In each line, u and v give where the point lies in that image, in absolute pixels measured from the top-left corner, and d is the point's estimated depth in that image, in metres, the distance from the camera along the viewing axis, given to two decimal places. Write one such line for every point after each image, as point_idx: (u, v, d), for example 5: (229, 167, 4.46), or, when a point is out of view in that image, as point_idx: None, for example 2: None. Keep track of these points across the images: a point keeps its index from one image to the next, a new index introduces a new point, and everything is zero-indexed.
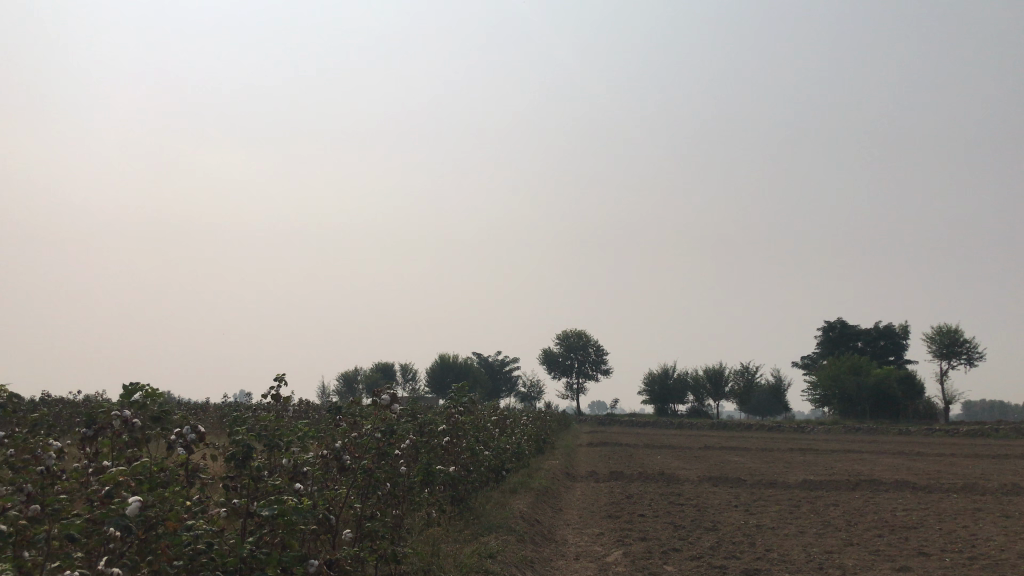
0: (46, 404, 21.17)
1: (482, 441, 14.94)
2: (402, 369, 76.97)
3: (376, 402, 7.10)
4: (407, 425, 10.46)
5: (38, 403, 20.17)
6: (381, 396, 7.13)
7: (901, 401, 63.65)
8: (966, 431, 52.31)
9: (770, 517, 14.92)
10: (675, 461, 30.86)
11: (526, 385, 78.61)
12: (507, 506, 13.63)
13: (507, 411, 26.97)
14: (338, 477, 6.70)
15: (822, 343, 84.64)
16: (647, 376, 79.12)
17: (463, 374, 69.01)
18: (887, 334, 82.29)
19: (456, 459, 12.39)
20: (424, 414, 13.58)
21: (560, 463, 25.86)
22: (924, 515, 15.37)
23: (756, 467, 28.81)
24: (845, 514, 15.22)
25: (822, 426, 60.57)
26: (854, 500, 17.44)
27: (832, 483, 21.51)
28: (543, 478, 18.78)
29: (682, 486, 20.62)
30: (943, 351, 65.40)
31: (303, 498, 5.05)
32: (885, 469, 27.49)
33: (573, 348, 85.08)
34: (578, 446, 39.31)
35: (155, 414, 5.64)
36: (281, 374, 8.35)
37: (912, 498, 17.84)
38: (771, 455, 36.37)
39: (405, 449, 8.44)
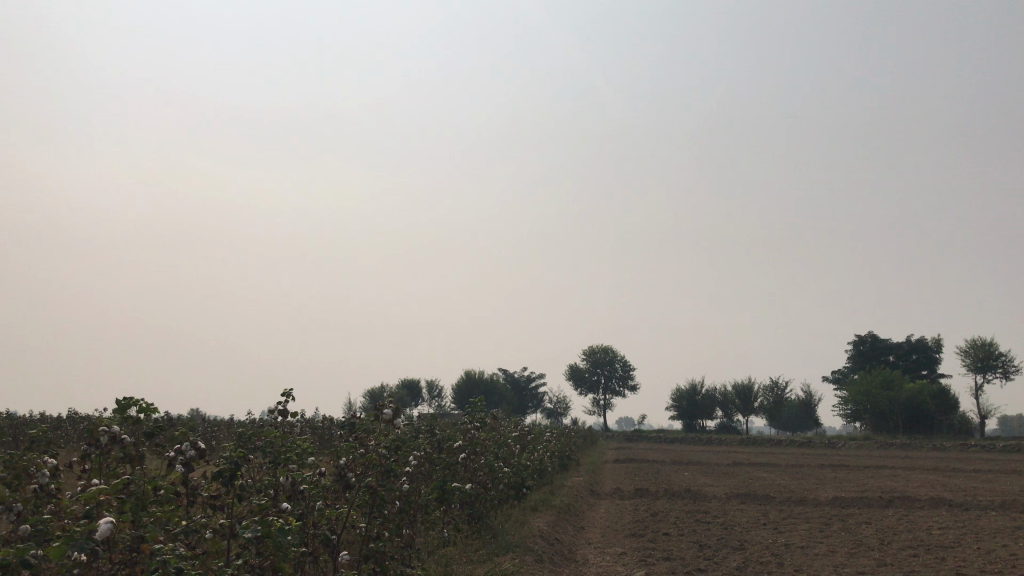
0: (69, 422, 21.25)
1: (503, 458, 14.68)
2: (428, 386, 76.89)
3: (380, 417, 6.86)
4: (421, 441, 10.23)
5: (60, 424, 20.25)
6: (384, 410, 6.89)
7: (935, 416, 62.36)
8: (1002, 446, 51.13)
9: (799, 535, 14.45)
10: (702, 478, 30.34)
11: (552, 402, 78.11)
12: (527, 525, 13.33)
13: (531, 428, 26.72)
14: (341, 496, 6.45)
15: (853, 357, 83.37)
16: (675, 392, 78.30)
17: (488, 390, 68.72)
18: (920, 347, 80.85)
19: (474, 477, 12.11)
20: (442, 430, 13.33)
21: (584, 480, 25.52)
22: (961, 533, 14.83)
23: (786, 484, 28.26)
24: (877, 532, 14.71)
25: (854, 442, 59.54)
26: (888, 518, 16.89)
27: (865, 500, 20.91)
28: (566, 496, 18.44)
29: (709, 504, 20.15)
30: (977, 365, 64.05)
31: (293, 520, 4.83)
32: (918, 485, 26.81)
33: (599, 363, 84.52)
34: (604, 462, 38.95)
35: (147, 429, 5.46)
36: (288, 389, 8.16)
37: (948, 517, 17.24)
38: (801, 472, 35.70)
39: (416, 465, 8.21)
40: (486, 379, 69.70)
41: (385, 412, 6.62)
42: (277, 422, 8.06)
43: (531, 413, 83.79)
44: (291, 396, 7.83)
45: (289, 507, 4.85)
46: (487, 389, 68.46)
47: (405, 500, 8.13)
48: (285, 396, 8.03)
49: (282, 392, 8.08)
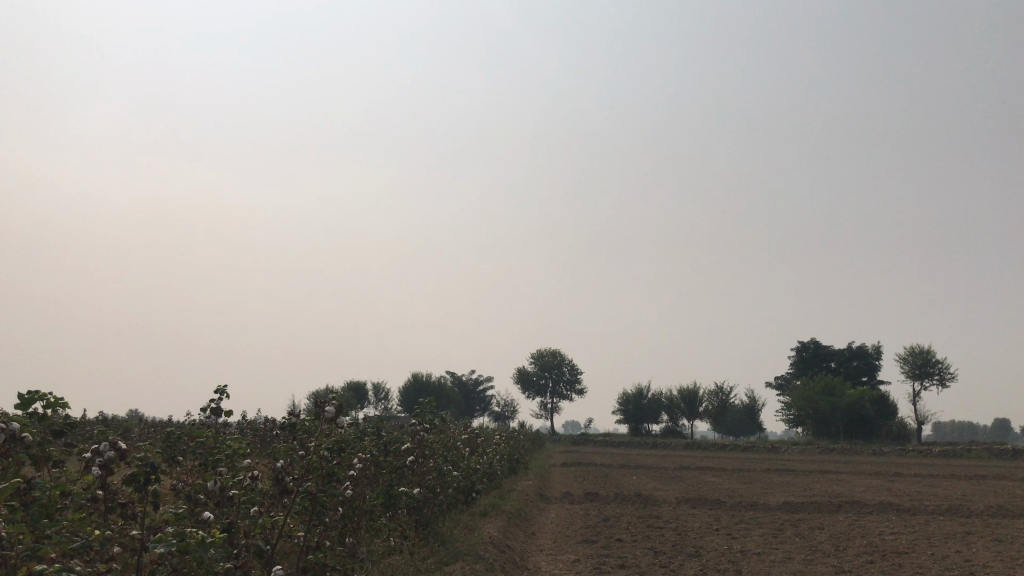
0: None
1: (451, 461, 14.11)
2: (374, 389, 75.75)
3: (319, 415, 6.25)
4: (364, 445, 9.69)
5: None
6: (324, 408, 6.28)
7: (874, 422, 63.43)
8: (938, 452, 52.23)
9: (755, 541, 14.19)
10: (650, 482, 30.21)
11: (500, 405, 77.66)
12: (476, 531, 12.81)
13: (480, 430, 26.27)
14: (277, 503, 5.87)
15: (795, 364, 84.71)
16: (622, 396, 78.52)
17: (436, 393, 68.07)
18: (860, 353, 82.51)
19: (422, 481, 11.52)
20: (389, 432, 12.72)
21: (534, 483, 25.16)
22: (914, 539, 14.70)
23: (733, 488, 28.25)
24: (831, 538, 14.54)
25: (796, 447, 60.30)
26: (840, 523, 16.80)
27: (814, 504, 20.87)
28: (516, 500, 17.99)
29: (660, 508, 19.91)
30: (915, 372, 65.44)
31: (215, 531, 4.22)
32: (864, 490, 27.02)
33: (547, 367, 84.37)
34: (552, 466, 38.71)
35: (56, 426, 4.84)
36: (223, 385, 7.60)
37: (897, 522, 17.25)
38: (747, 476, 35.90)
39: (360, 467, 7.70)
40: (434, 382, 68.99)
41: (327, 410, 6.02)
42: (210, 421, 7.48)
43: (478, 416, 83.22)
44: (226, 396, 7.22)
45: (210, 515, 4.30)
46: (435, 391, 67.78)
47: (349, 507, 7.56)
48: (218, 395, 7.43)
49: (216, 390, 7.50)
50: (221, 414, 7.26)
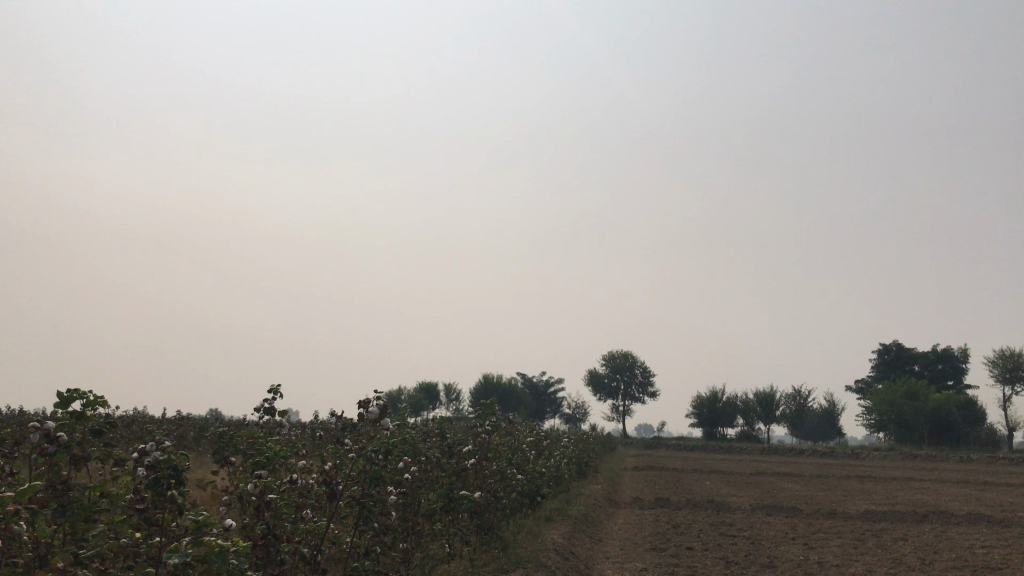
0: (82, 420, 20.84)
1: (517, 464, 13.84)
2: (446, 390, 76.22)
3: (365, 417, 6.02)
4: (422, 448, 9.47)
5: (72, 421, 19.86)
6: (369, 409, 6.04)
7: (961, 427, 60.71)
8: None
9: (833, 552, 13.48)
10: (724, 488, 29.36)
11: (572, 407, 77.13)
12: (541, 536, 12.50)
13: (549, 432, 26.01)
14: (324, 511, 5.69)
15: (877, 367, 81.84)
16: (695, 399, 77.09)
17: (507, 395, 68.04)
18: (946, 357, 79.15)
19: (484, 483, 11.25)
20: (452, 434, 12.50)
21: (602, 488, 24.73)
22: (1007, 553, 13.77)
23: (811, 495, 27.24)
24: (917, 551, 13.72)
25: (878, 452, 58.19)
26: (925, 534, 15.90)
27: (898, 514, 19.88)
28: (583, 505, 17.63)
29: (733, 516, 19.26)
30: (1005, 376, 62.41)
31: (241, 541, 4.07)
32: (952, 500, 25.68)
33: (619, 369, 83.48)
34: (623, 470, 38.14)
35: (95, 426, 4.71)
36: (276, 386, 7.51)
37: (988, 534, 16.25)
38: (827, 482, 34.63)
39: (416, 469, 7.50)
40: (505, 384, 68.97)
41: (371, 411, 5.79)
42: (264, 422, 7.37)
43: (549, 418, 82.90)
44: (280, 397, 7.08)
45: (236, 523, 4.15)
46: (505, 393, 67.79)
47: (403, 511, 7.35)
48: (272, 395, 7.31)
49: (268, 390, 7.39)
50: (274, 414, 7.12)
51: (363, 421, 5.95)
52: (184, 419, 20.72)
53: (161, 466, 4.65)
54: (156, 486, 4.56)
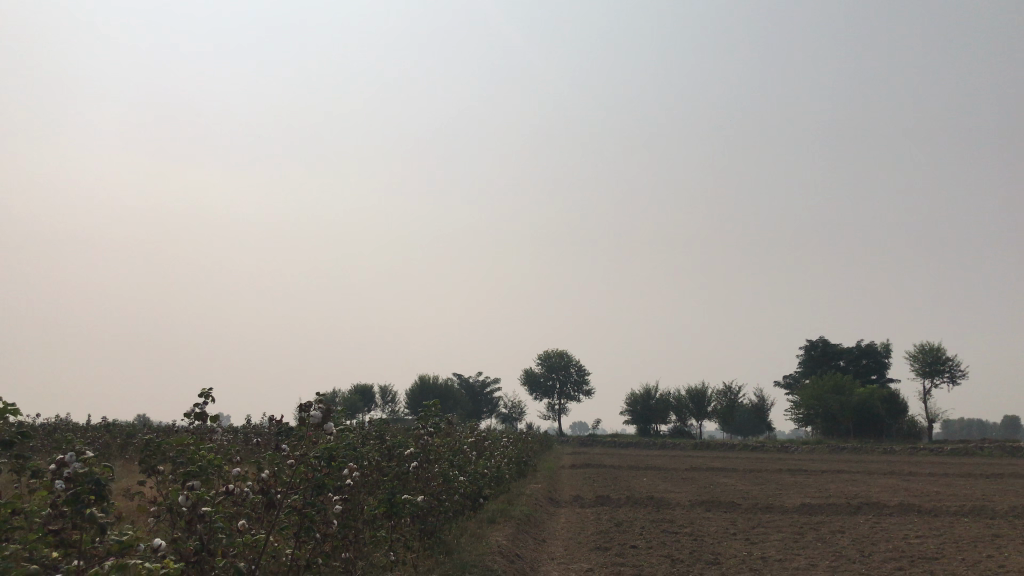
0: None
1: (458, 465, 13.57)
2: (381, 391, 75.35)
3: (305, 421, 5.66)
4: (359, 451, 9.12)
5: None
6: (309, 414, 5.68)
7: (884, 420, 62.63)
8: (950, 449, 51.46)
9: (775, 547, 13.59)
10: (662, 484, 29.60)
11: (508, 407, 77.09)
12: (484, 539, 12.26)
13: (487, 432, 25.82)
14: (258, 522, 5.33)
15: (804, 363, 83.95)
16: (630, 397, 77.84)
17: (443, 396, 67.56)
18: (869, 352, 81.64)
19: (427, 486, 10.94)
20: (393, 436, 12.13)
21: (542, 487, 24.61)
22: (943, 542, 14.06)
23: (747, 490, 27.61)
24: (856, 543, 13.92)
25: (806, 446, 59.65)
26: (861, 526, 16.18)
27: (832, 506, 20.22)
28: (524, 505, 17.44)
29: (673, 512, 19.36)
30: (925, 369, 64.63)
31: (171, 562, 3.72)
32: (881, 490, 26.36)
33: (554, 367, 83.80)
34: (561, 468, 38.14)
35: (8, 437, 4.28)
36: (207, 390, 7.12)
37: (921, 524, 16.64)
38: (759, 476, 35.25)
39: (358, 473, 7.20)
40: (441, 384, 68.57)
41: (314, 414, 5.44)
42: (193, 428, 6.95)
43: (485, 418, 82.70)
44: (212, 400, 6.70)
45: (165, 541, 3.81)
46: (441, 394, 67.33)
47: (342, 518, 7.02)
48: (202, 399, 6.93)
49: (198, 394, 6.99)
50: (206, 419, 6.73)
51: (304, 426, 5.60)
52: (109, 425, 19.83)
53: (82, 479, 4.26)
54: (75, 502, 4.16)
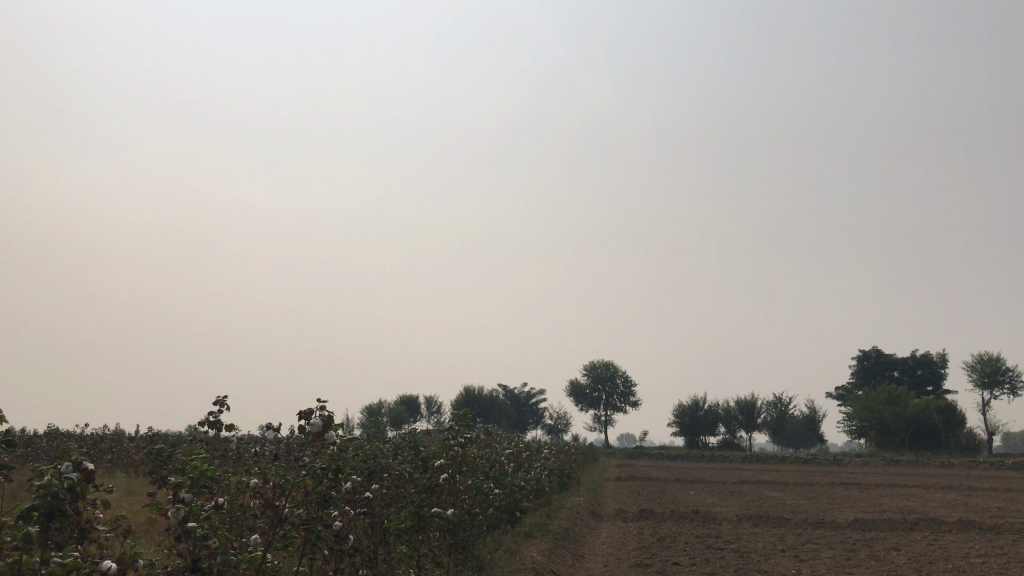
0: (46, 437, 19.95)
1: (495, 478, 13.11)
2: (426, 403, 75.32)
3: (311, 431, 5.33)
4: (381, 465, 8.76)
5: (35, 440, 18.97)
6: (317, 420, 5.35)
7: (941, 432, 60.64)
8: (1011, 463, 49.54)
9: (825, 565, 12.90)
10: (709, 498, 28.86)
11: (554, 418, 76.50)
12: (519, 555, 11.84)
13: (529, 444, 25.40)
14: (258, 540, 5.02)
15: (856, 373, 81.87)
16: (677, 408, 76.70)
17: (487, 407, 67.25)
18: (925, 362, 79.33)
19: (459, 500, 10.53)
20: (426, 448, 11.71)
21: (584, 500, 24.11)
22: (1005, 563, 13.21)
23: (798, 504, 26.71)
24: (912, 562, 13.12)
25: (860, 459, 57.99)
26: (918, 543, 15.37)
27: (887, 522, 19.33)
28: (564, 520, 16.95)
29: (719, 527, 18.70)
30: (984, 381, 62.45)
31: None
32: (939, 506, 25.30)
33: (600, 379, 82.93)
34: (606, 481, 37.51)
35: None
36: (223, 397, 6.88)
37: (981, 542, 15.78)
38: (812, 490, 34.14)
39: (372, 488, 6.91)
40: (486, 396, 68.29)
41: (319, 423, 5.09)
42: (208, 436, 6.71)
43: (530, 430, 82.13)
44: (225, 408, 6.45)
45: None
46: (486, 405, 67.07)
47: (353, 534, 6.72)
48: (217, 407, 6.68)
49: (213, 402, 6.76)
50: (220, 428, 6.49)
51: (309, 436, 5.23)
52: (151, 436, 19.84)
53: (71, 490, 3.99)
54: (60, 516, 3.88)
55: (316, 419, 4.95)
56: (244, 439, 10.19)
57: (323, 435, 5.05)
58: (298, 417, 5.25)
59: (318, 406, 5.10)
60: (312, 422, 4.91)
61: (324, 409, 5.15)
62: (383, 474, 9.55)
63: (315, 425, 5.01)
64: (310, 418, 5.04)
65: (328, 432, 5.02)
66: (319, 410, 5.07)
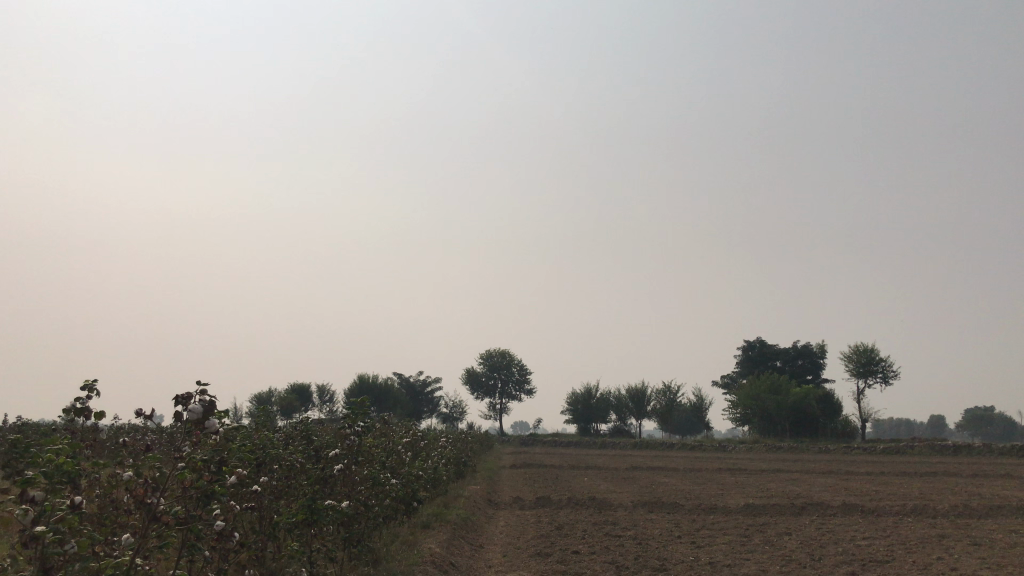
0: None
1: (391, 468, 12.63)
2: (319, 391, 73.66)
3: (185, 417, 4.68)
4: (262, 457, 8.15)
5: None
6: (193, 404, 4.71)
7: (819, 419, 63.48)
8: (883, 448, 52.25)
9: (722, 551, 12.99)
10: (602, 484, 29.14)
11: (449, 406, 76.17)
12: (417, 547, 11.42)
13: (425, 432, 24.92)
14: (125, 543, 4.41)
15: (742, 363, 84.93)
16: (570, 396, 77.64)
17: (381, 396, 66.29)
18: (805, 353, 82.89)
19: (354, 493, 9.99)
20: (320, 437, 11.10)
21: (481, 488, 23.89)
22: (890, 544, 13.65)
23: (689, 490, 27.27)
24: (803, 546, 13.36)
25: (744, 445, 60.09)
26: (807, 527, 15.78)
27: (776, 507, 19.83)
28: (461, 509, 16.64)
29: (616, 513, 18.77)
30: (859, 370, 65.69)
31: None
32: (820, 490, 26.29)
33: (496, 367, 83.07)
34: (500, 468, 37.42)
35: None
36: (92, 382, 6.19)
37: (865, 524, 16.33)
38: (700, 476, 34.97)
39: (257, 482, 6.37)
40: (380, 384, 67.31)
41: (191, 409, 4.46)
42: (76, 426, 6.03)
43: (425, 418, 81.55)
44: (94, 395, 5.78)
45: None
46: (381, 394, 66.12)
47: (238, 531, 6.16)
48: (85, 393, 6.01)
49: (81, 387, 6.07)
50: (88, 416, 5.78)
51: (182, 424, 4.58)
52: (15, 427, 18.41)
53: None
54: None
55: (196, 405, 4.36)
56: (117, 430, 9.38)
57: (203, 423, 4.47)
58: (173, 403, 4.66)
59: (198, 390, 4.51)
60: (191, 409, 4.32)
61: (206, 395, 4.57)
62: (271, 466, 8.97)
63: (194, 412, 4.43)
64: (188, 403, 4.45)
65: (210, 419, 4.46)
66: (199, 395, 4.50)
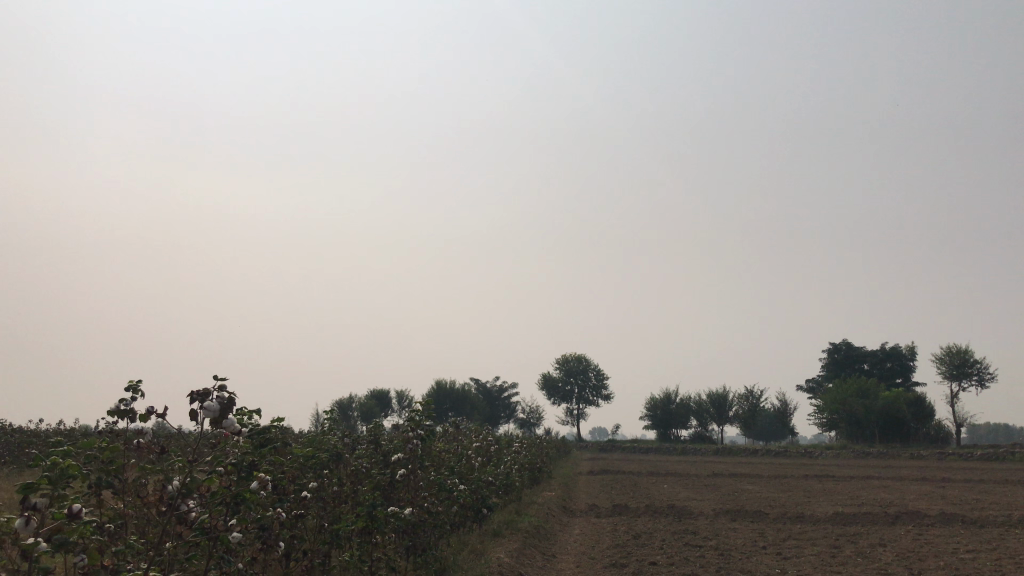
0: None
1: (459, 473, 12.19)
2: (397, 397, 74.22)
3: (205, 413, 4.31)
4: (318, 463, 7.81)
5: None
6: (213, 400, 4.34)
7: (910, 424, 60.65)
8: (981, 454, 49.53)
9: (810, 563, 12.14)
10: (683, 492, 28.23)
11: (526, 412, 75.74)
12: (485, 556, 10.98)
13: (500, 437, 24.53)
14: (149, 553, 4.10)
15: (827, 366, 82.10)
16: (649, 402, 76.26)
17: (459, 402, 66.29)
18: (894, 355, 79.55)
19: (419, 499, 9.56)
20: (384, 442, 10.70)
21: (556, 495, 23.34)
22: (995, 557, 12.60)
23: (773, 497, 26.19)
24: (900, 559, 12.40)
25: (831, 451, 57.87)
26: (904, 538, 14.77)
27: (867, 516, 18.72)
28: (533, 517, 16.08)
29: (696, 522, 18.01)
30: (953, 372, 62.57)
31: None
32: (915, 498, 24.87)
33: (572, 372, 82.34)
34: (577, 475, 36.83)
35: None
36: (137, 382, 5.91)
37: (967, 536, 15.18)
38: (785, 483, 33.65)
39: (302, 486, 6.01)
40: (457, 390, 67.33)
41: (209, 406, 4.10)
42: (118, 427, 5.76)
43: (502, 424, 81.37)
44: (136, 396, 5.51)
45: None
46: (458, 400, 66.10)
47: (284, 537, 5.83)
48: (130, 393, 5.74)
49: (126, 388, 5.82)
50: (131, 417, 5.53)
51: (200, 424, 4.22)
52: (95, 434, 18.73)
53: None
54: None
55: (212, 401, 4.01)
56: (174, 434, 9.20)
57: (221, 422, 4.13)
58: (192, 401, 4.34)
59: (216, 387, 4.17)
60: (206, 406, 3.96)
61: (224, 391, 4.23)
62: (330, 471, 8.66)
63: (211, 409, 4.09)
64: (206, 399, 4.12)
65: (229, 418, 4.11)
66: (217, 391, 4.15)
